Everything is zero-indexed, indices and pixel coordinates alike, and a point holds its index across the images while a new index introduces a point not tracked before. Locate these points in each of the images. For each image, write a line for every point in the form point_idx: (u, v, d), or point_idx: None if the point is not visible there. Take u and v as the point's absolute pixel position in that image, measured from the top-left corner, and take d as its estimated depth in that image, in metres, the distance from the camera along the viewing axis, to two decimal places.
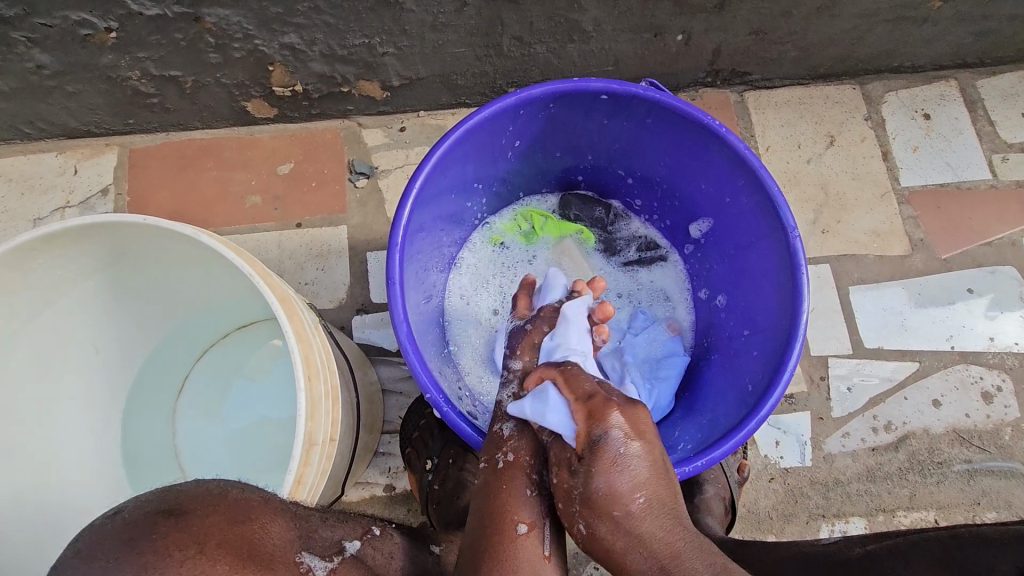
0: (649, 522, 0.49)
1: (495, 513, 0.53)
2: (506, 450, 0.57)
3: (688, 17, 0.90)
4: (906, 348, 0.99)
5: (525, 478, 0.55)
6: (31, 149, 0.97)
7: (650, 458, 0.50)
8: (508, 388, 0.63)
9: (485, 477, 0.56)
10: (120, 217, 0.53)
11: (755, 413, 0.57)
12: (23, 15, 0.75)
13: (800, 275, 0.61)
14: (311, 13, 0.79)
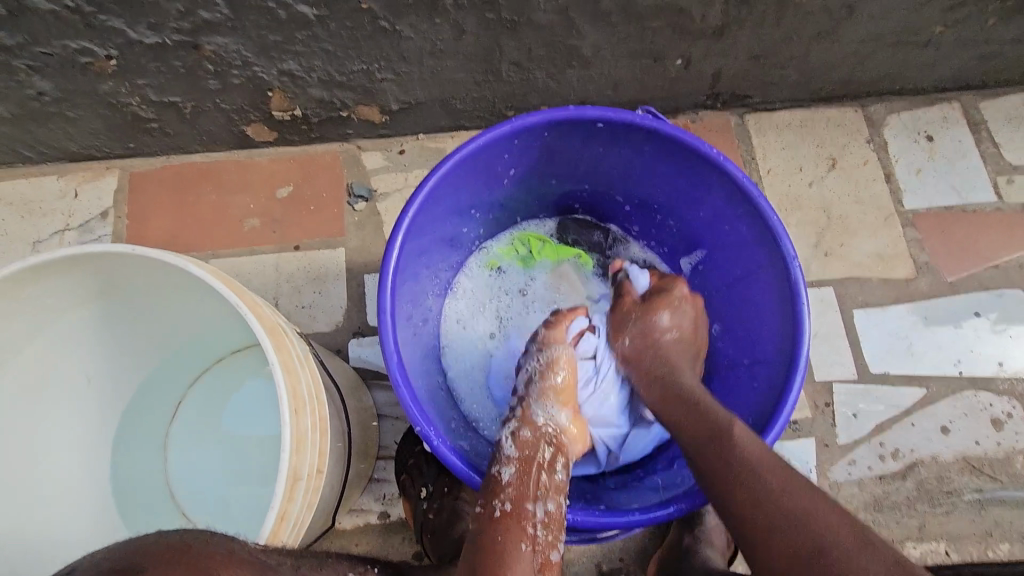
0: (673, 350, 0.67)
1: (486, 571, 0.50)
2: (503, 498, 0.55)
3: (687, 42, 0.90)
4: (912, 374, 0.97)
5: (522, 532, 0.53)
6: (32, 173, 0.97)
7: (693, 316, 0.69)
8: (508, 426, 0.62)
9: (482, 525, 0.53)
10: (108, 248, 0.53)
11: None
12: (24, 44, 0.74)
13: (801, 311, 0.60)
14: (310, 41, 0.79)
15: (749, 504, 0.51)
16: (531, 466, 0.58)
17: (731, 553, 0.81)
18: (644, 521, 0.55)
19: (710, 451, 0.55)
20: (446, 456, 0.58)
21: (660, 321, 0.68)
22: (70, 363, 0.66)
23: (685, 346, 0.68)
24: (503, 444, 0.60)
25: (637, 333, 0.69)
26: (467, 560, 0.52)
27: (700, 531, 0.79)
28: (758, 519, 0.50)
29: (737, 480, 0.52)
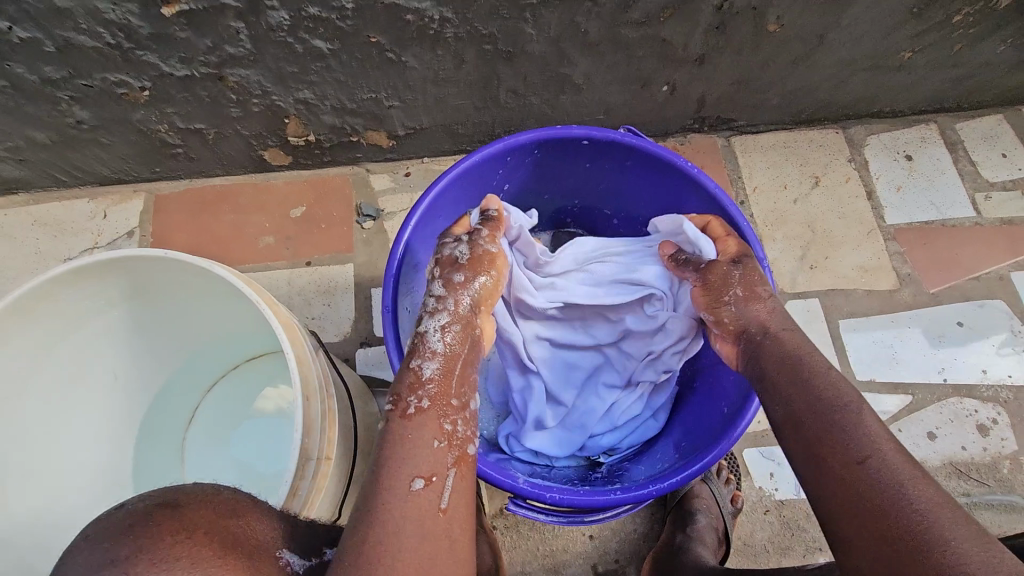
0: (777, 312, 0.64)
1: (396, 464, 0.50)
2: (418, 395, 0.55)
3: (672, 70, 0.96)
4: (899, 381, 1.00)
5: (434, 430, 0.53)
6: (65, 196, 1.05)
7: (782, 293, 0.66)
8: (436, 320, 0.61)
9: (397, 420, 0.54)
10: (142, 251, 0.59)
11: (729, 433, 0.61)
12: (68, 78, 0.82)
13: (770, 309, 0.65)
14: (323, 72, 0.86)
15: (868, 483, 0.48)
16: (448, 371, 0.58)
17: (723, 552, 0.84)
18: (625, 500, 0.58)
19: (829, 423, 0.53)
20: None
21: (758, 280, 0.66)
22: (102, 364, 0.71)
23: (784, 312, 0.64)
24: (422, 342, 0.59)
25: (744, 287, 0.65)
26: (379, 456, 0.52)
27: (692, 530, 0.82)
28: (873, 499, 0.47)
29: (854, 455, 0.50)
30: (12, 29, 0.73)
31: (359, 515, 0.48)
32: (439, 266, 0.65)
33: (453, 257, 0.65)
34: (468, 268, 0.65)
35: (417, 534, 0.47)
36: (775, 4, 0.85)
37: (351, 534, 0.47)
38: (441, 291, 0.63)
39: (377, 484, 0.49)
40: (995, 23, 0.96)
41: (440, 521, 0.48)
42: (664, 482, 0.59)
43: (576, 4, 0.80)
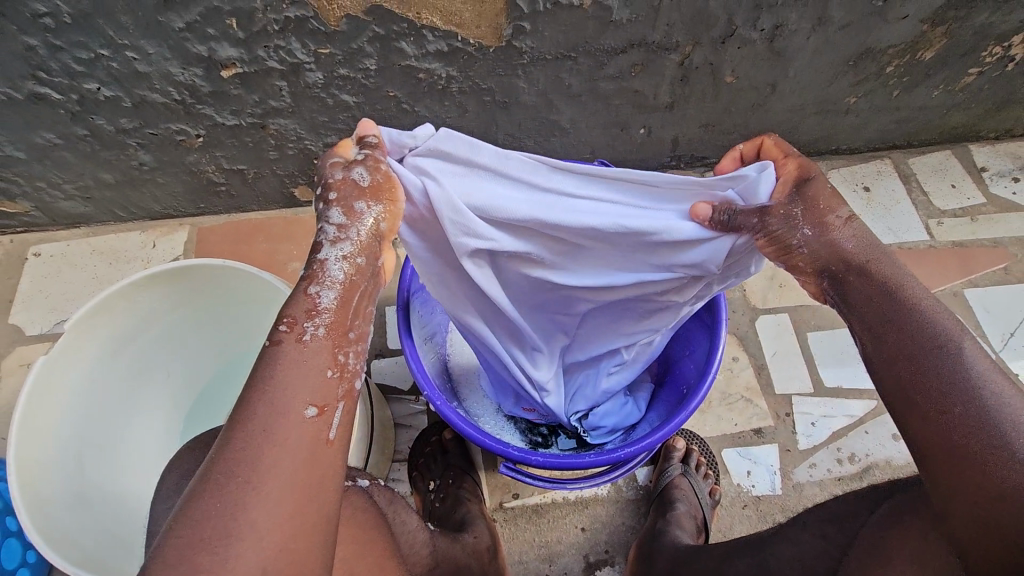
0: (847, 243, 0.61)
1: (287, 390, 0.50)
2: (314, 320, 0.53)
3: (646, 116, 1.11)
4: (864, 388, 1.10)
5: (327, 359, 0.52)
6: (120, 229, 1.21)
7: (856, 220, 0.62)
8: (336, 249, 0.54)
9: (281, 346, 0.52)
10: (205, 261, 0.76)
11: (687, 404, 0.71)
12: (138, 127, 0.98)
13: (720, 313, 0.77)
14: (349, 121, 1.02)
15: (968, 429, 0.53)
16: (348, 303, 0.55)
17: (702, 538, 0.93)
18: (598, 462, 0.68)
19: (927, 368, 0.56)
20: (447, 413, 0.71)
21: (824, 207, 0.61)
22: (154, 359, 0.85)
23: (857, 240, 0.61)
24: (320, 270, 0.54)
25: (813, 221, 0.61)
26: (261, 378, 0.51)
27: (672, 515, 0.92)
28: (968, 443, 0.53)
29: (950, 401, 0.54)
30: (100, 89, 0.90)
31: (242, 431, 0.48)
32: (334, 191, 0.55)
33: (349, 179, 0.56)
34: (366, 194, 0.56)
35: (309, 459, 0.49)
36: (729, 60, 1.00)
37: (233, 451, 0.48)
38: (338, 218, 0.55)
39: (263, 407, 0.49)
40: (924, 72, 1.11)
41: (326, 452, 0.50)
42: (635, 447, 0.69)
43: (560, 63, 0.96)
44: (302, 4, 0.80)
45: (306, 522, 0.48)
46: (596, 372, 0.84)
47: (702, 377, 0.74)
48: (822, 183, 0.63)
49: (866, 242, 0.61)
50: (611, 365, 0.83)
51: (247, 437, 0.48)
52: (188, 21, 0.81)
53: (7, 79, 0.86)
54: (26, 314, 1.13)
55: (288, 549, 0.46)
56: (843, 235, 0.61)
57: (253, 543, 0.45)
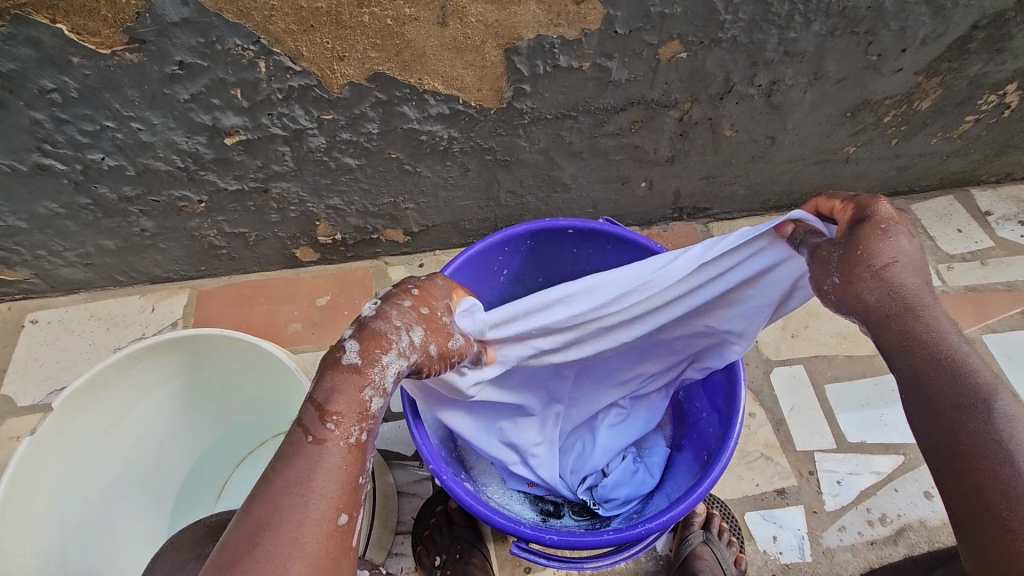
0: (885, 287, 0.57)
1: (316, 493, 0.47)
2: (361, 427, 0.51)
3: (647, 170, 1.11)
4: (888, 442, 1.05)
5: (359, 467, 0.51)
6: (119, 294, 1.19)
7: (905, 260, 0.57)
8: (400, 367, 0.55)
9: (323, 446, 0.49)
10: (210, 333, 0.74)
11: (707, 474, 0.66)
12: (141, 194, 0.98)
13: (737, 372, 0.74)
14: (351, 183, 1.02)
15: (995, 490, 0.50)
16: (380, 422, 0.54)
17: None
18: (618, 539, 0.64)
19: (958, 424, 0.53)
20: (454, 488, 0.66)
21: (863, 249, 0.57)
22: (152, 430, 0.82)
23: (895, 284, 0.56)
24: (377, 372, 0.53)
25: (845, 271, 0.58)
26: (284, 474, 0.47)
27: None
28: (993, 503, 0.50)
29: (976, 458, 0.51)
30: (104, 159, 0.90)
31: (269, 531, 0.44)
32: (431, 332, 0.58)
33: (443, 337, 0.60)
34: (442, 350, 0.60)
35: (331, 570, 0.46)
36: (728, 115, 1.01)
37: (257, 554, 0.43)
38: (417, 340, 0.57)
39: (295, 512, 0.46)
40: (921, 121, 1.12)
41: (347, 562, 0.48)
42: (652, 521, 0.65)
43: (560, 122, 0.96)
44: (306, 73, 0.81)
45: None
46: (593, 432, 0.83)
47: (725, 441, 0.70)
48: (873, 227, 0.58)
49: (903, 284, 0.57)
50: (608, 419, 0.83)
51: (274, 540, 0.44)
52: (193, 91, 0.82)
53: (12, 152, 0.87)
54: (18, 384, 1.10)
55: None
56: (881, 279, 0.57)
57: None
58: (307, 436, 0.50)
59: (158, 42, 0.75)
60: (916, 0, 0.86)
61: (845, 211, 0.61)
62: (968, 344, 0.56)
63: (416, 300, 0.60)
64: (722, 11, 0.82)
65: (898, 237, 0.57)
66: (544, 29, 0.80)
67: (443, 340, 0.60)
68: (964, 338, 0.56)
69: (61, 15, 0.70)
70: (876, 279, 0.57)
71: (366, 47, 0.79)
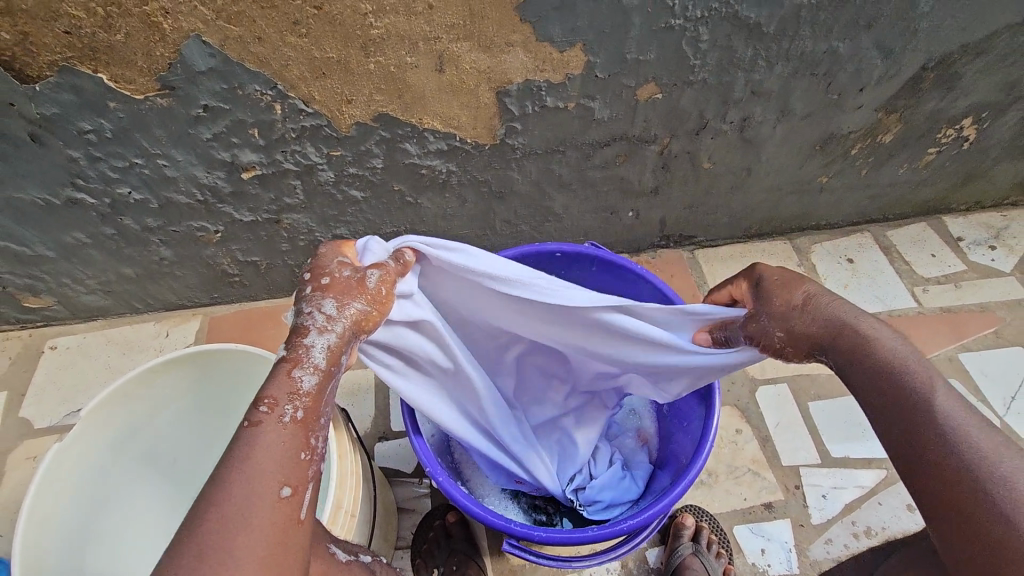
0: (816, 325, 0.64)
1: (254, 470, 0.47)
2: (296, 404, 0.51)
3: (633, 200, 1.19)
4: (871, 457, 1.09)
5: (302, 441, 0.50)
6: (136, 320, 1.26)
7: (818, 295, 0.65)
8: (320, 338, 0.52)
9: (260, 427, 0.49)
10: (227, 346, 0.79)
11: (685, 475, 0.71)
12: (163, 225, 1.06)
13: (712, 384, 0.79)
14: (357, 214, 1.10)
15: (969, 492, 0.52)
16: (323, 395, 0.52)
17: None
18: (601, 536, 0.67)
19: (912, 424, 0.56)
20: (450, 489, 0.71)
21: (783, 296, 0.66)
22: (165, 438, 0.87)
23: (822, 317, 0.64)
24: (304, 354, 0.52)
25: (784, 327, 0.65)
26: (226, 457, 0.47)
27: None
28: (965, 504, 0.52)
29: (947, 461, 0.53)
30: (131, 193, 0.98)
31: (213, 510, 0.44)
32: (331, 287, 0.54)
33: (351, 282, 0.55)
34: (357, 298, 0.55)
35: (280, 543, 0.46)
36: (705, 149, 1.09)
37: (201, 538, 0.43)
38: (333, 311, 0.53)
39: (231, 491, 0.45)
40: (887, 153, 1.20)
41: (297, 533, 0.47)
42: (635, 517, 0.69)
43: (550, 156, 1.05)
44: (317, 115, 0.90)
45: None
46: (570, 437, 0.87)
47: (702, 443, 0.75)
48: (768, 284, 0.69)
49: (832, 312, 0.63)
50: (574, 419, 0.88)
51: (218, 517, 0.44)
52: (215, 131, 0.90)
53: (48, 187, 0.95)
54: (37, 407, 1.16)
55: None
56: (812, 316, 0.64)
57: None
58: (244, 421, 0.50)
59: (187, 88, 0.83)
60: (868, 46, 0.94)
61: (743, 284, 0.73)
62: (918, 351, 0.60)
63: (312, 277, 0.55)
64: (692, 56, 0.90)
65: (798, 281, 0.67)
66: (533, 74, 0.88)
67: (347, 287, 0.54)
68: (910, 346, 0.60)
69: (101, 66, 0.78)
70: (806, 315, 0.64)
71: (372, 91, 0.87)
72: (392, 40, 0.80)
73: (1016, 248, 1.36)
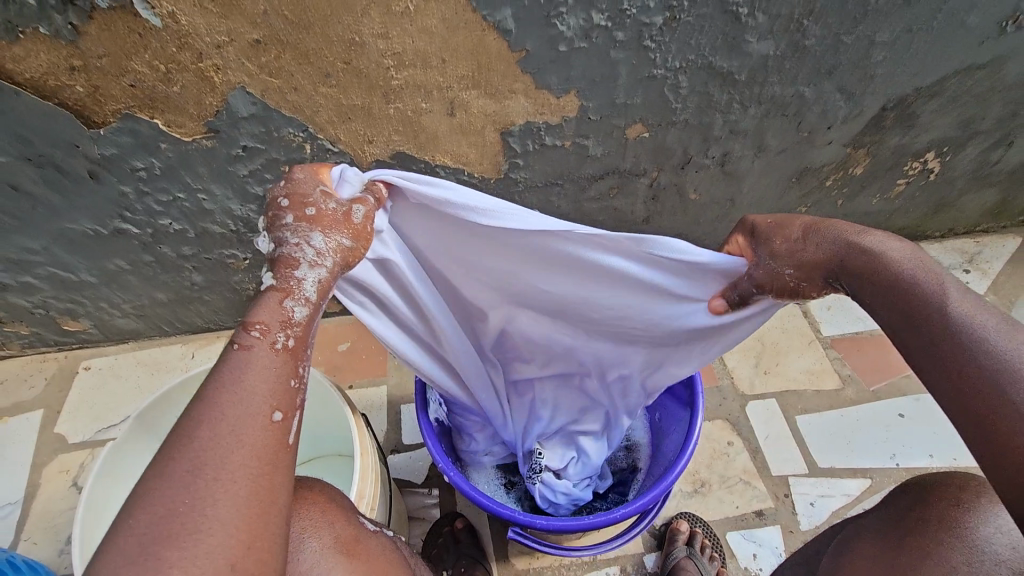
0: (818, 259, 0.65)
1: (245, 394, 0.50)
2: (288, 333, 0.54)
3: (627, 228, 1.29)
4: (856, 467, 1.16)
5: (292, 370, 0.53)
6: (165, 342, 1.35)
7: (811, 230, 0.66)
8: (314, 270, 0.56)
9: (250, 352, 0.52)
10: None
11: (672, 469, 0.80)
12: (197, 253, 1.16)
13: (697, 393, 0.88)
14: None
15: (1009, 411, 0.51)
16: (311, 325, 0.56)
17: None
18: (594, 523, 0.76)
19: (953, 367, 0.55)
20: (459, 482, 0.81)
21: (776, 237, 0.68)
22: None
23: (827, 248, 0.65)
24: (294, 285, 0.55)
25: (794, 263, 0.66)
26: (216, 379, 0.50)
27: None
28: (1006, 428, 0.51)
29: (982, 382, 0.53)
30: (171, 224, 1.09)
31: (208, 426, 0.48)
32: (315, 219, 0.57)
33: (335, 215, 0.58)
34: (340, 229, 0.58)
35: (270, 461, 0.49)
36: (691, 181, 1.20)
37: (194, 453, 0.46)
38: (321, 246, 0.56)
39: (223, 414, 0.48)
40: (859, 183, 1.30)
41: (286, 456, 0.50)
42: (624, 507, 0.77)
43: (549, 189, 1.15)
44: (342, 153, 1.01)
45: (257, 526, 0.46)
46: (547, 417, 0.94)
47: (686, 441, 0.83)
48: (771, 230, 0.68)
49: (835, 241, 0.64)
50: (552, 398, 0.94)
51: (212, 434, 0.47)
52: (251, 168, 1.01)
53: (98, 218, 1.06)
54: (70, 424, 1.24)
55: (237, 556, 0.44)
56: (812, 249, 0.65)
57: (197, 541, 0.43)
58: (235, 344, 0.53)
59: (229, 131, 0.94)
60: (831, 90, 1.06)
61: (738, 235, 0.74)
62: (929, 261, 0.61)
63: (293, 206, 0.57)
64: (674, 101, 1.02)
65: (792, 220, 0.68)
66: (533, 117, 1.00)
67: (325, 216, 0.58)
68: (919, 258, 0.61)
69: (157, 113, 0.89)
70: (806, 248, 0.66)
71: (391, 133, 0.99)
72: (410, 89, 0.92)
73: (988, 271, 1.45)
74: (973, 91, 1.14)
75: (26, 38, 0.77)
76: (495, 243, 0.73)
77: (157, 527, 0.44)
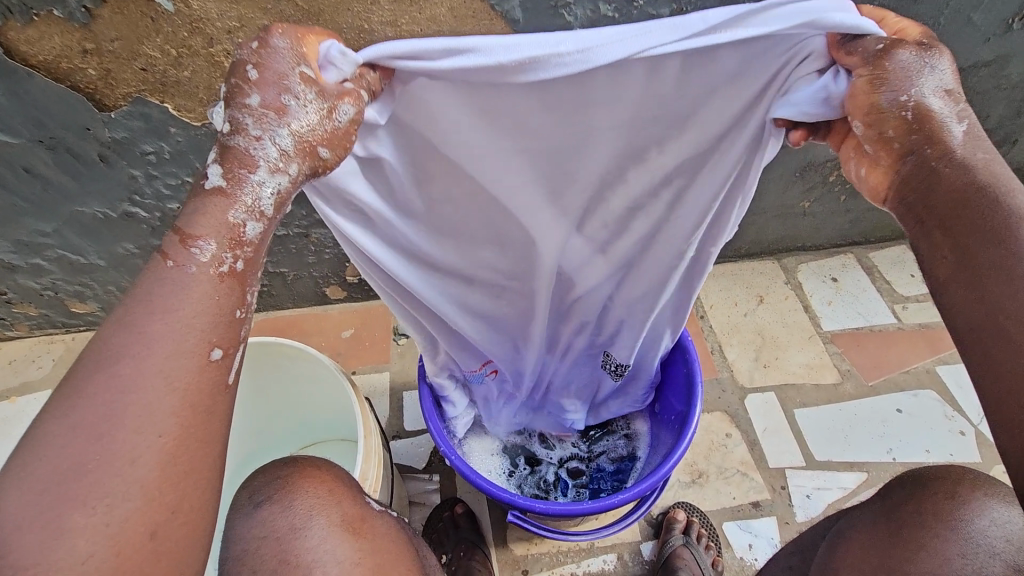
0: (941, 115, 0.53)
1: (176, 326, 0.47)
2: (237, 254, 0.49)
3: None
4: (852, 460, 1.17)
5: (235, 299, 0.50)
6: None
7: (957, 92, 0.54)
8: (272, 182, 0.49)
9: (185, 274, 0.48)
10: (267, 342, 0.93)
11: (668, 459, 0.81)
12: None
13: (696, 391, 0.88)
14: None
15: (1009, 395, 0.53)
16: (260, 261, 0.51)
17: None
18: (594, 508, 0.78)
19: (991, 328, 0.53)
20: (460, 464, 0.83)
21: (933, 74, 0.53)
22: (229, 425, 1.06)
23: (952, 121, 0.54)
24: (243, 190, 0.49)
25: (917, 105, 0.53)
26: (141, 300, 0.47)
27: None
28: None
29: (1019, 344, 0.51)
30: (179, 209, 1.10)
31: (131, 363, 0.46)
32: (286, 112, 0.48)
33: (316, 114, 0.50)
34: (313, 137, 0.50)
35: (202, 409, 0.48)
36: None
37: (116, 389, 0.45)
38: (285, 146, 0.48)
39: (150, 352, 0.46)
40: None
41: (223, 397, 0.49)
42: (622, 492, 0.78)
43: None
44: None
45: (183, 486, 0.46)
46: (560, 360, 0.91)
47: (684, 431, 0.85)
48: (938, 52, 0.54)
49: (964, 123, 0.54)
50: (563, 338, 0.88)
51: (134, 371, 0.45)
52: None
53: (108, 202, 1.07)
54: None
55: (158, 521, 0.45)
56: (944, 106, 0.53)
57: (109, 506, 0.44)
58: (170, 261, 0.48)
59: None
60: None
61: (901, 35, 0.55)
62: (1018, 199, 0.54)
63: (260, 80, 0.48)
64: None
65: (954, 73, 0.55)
66: None
67: (300, 107, 0.49)
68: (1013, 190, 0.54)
69: (167, 97, 0.90)
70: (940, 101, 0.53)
71: None
72: None
73: None
74: (977, 88, 1.14)
75: (40, 20, 0.78)
76: (500, 128, 0.59)
77: (68, 483, 0.43)
